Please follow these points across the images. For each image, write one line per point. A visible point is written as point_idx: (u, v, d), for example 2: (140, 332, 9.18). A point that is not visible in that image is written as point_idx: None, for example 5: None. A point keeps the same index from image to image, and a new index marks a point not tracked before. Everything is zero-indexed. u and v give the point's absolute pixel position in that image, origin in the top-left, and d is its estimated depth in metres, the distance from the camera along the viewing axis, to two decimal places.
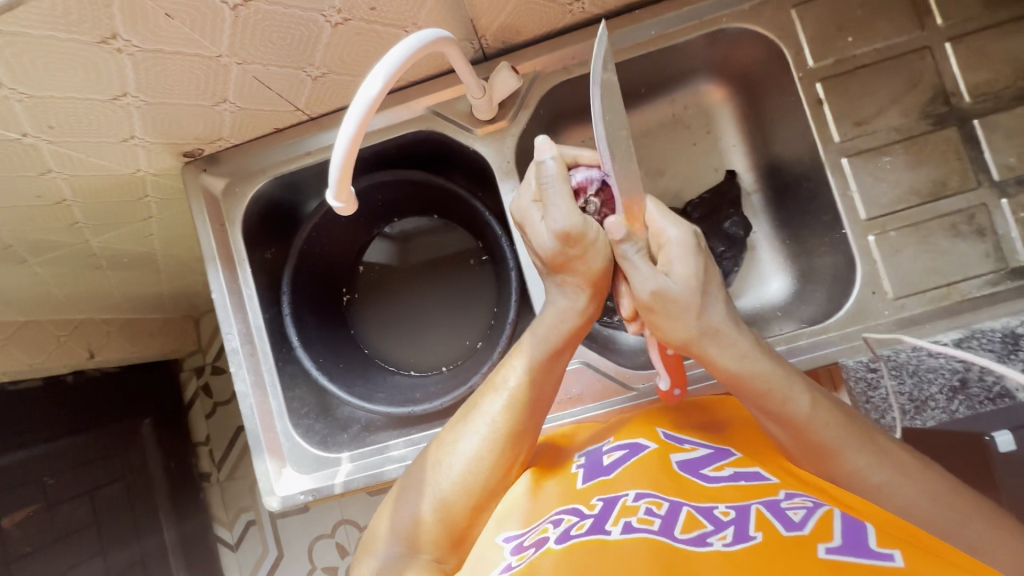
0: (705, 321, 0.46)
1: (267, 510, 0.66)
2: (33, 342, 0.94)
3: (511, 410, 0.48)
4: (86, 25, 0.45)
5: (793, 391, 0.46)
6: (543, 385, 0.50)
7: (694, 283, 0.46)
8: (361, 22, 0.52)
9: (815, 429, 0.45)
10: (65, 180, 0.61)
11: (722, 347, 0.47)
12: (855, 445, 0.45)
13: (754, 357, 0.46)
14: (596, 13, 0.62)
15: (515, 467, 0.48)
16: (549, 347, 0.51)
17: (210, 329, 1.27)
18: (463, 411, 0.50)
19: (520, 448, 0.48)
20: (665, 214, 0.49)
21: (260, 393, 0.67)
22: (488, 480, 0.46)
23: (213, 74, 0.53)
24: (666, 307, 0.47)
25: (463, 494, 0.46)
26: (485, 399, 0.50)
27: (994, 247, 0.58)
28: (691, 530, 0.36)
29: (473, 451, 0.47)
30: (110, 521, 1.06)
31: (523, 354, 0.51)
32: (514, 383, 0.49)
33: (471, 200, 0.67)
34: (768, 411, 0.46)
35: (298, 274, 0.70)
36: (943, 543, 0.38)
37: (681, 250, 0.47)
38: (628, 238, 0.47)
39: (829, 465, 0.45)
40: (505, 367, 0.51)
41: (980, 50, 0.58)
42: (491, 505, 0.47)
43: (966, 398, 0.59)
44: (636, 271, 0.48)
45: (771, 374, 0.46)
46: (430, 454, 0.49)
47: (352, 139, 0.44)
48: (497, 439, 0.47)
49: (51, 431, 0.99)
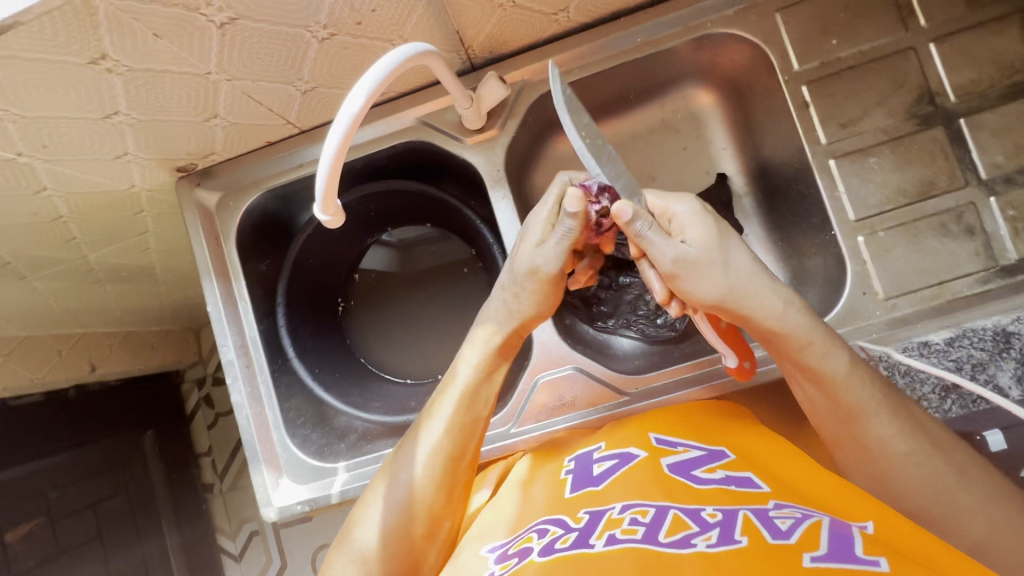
0: (733, 276, 0.49)
1: (265, 521, 0.66)
2: (33, 357, 0.95)
3: (449, 436, 0.51)
4: (75, 47, 0.45)
5: (831, 347, 0.48)
6: (479, 407, 0.52)
7: (714, 243, 0.49)
8: (347, 36, 0.53)
9: (853, 387, 0.47)
10: (60, 197, 0.62)
11: (757, 303, 0.49)
12: (886, 413, 0.46)
13: (790, 312, 0.49)
14: (581, 22, 0.63)
15: (457, 491, 0.50)
16: (482, 373, 0.53)
17: (210, 341, 1.28)
18: (406, 439, 0.52)
19: (459, 471, 0.50)
20: (665, 195, 0.52)
21: (257, 405, 0.67)
22: (432, 505, 0.49)
23: (203, 90, 0.54)
24: (691, 272, 0.49)
25: (409, 522, 0.48)
26: (425, 425, 0.52)
27: (984, 246, 0.58)
28: (675, 533, 0.37)
29: (415, 480, 0.49)
30: (113, 534, 1.07)
31: (457, 382, 0.53)
32: (450, 410, 0.51)
33: (463, 208, 0.68)
34: (806, 366, 0.49)
35: (293, 287, 0.71)
36: (916, 529, 0.38)
37: (693, 220, 0.50)
38: (637, 217, 0.49)
39: (857, 429, 0.47)
40: (441, 394, 0.53)
41: (963, 50, 0.59)
42: (444, 528, 0.49)
43: (958, 398, 0.57)
44: (652, 245, 0.49)
45: (808, 326, 0.48)
46: (384, 479, 0.51)
47: (335, 155, 0.45)
48: (436, 465, 0.50)
49: (58, 444, 0.99)
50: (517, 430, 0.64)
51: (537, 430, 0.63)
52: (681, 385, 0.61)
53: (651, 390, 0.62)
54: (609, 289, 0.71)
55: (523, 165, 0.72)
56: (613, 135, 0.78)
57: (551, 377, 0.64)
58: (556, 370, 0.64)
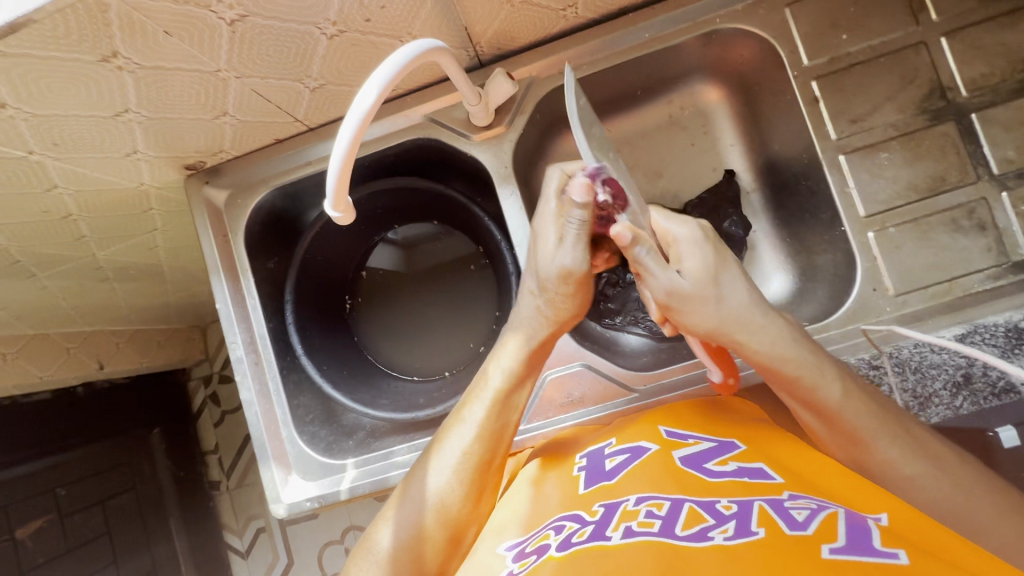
0: (725, 308, 0.48)
1: (274, 517, 0.66)
2: (42, 355, 0.95)
3: (479, 443, 0.49)
4: (86, 44, 0.45)
5: (824, 378, 0.46)
6: (510, 414, 0.51)
7: (707, 276, 0.48)
8: (356, 33, 0.53)
9: (846, 418, 0.46)
10: (70, 195, 0.62)
11: (749, 335, 0.47)
12: (888, 436, 0.45)
13: (783, 344, 0.47)
14: (589, 17, 0.63)
15: (485, 497, 0.49)
16: (513, 378, 0.52)
17: (217, 339, 1.29)
18: (435, 444, 0.51)
19: (488, 478, 0.49)
20: (669, 217, 0.52)
21: (266, 402, 0.68)
22: (459, 513, 0.47)
23: (212, 87, 0.54)
24: (683, 304, 0.48)
25: (432, 529, 0.46)
26: (453, 429, 0.50)
27: (995, 242, 0.58)
28: (691, 526, 0.37)
29: (443, 485, 0.48)
30: (123, 531, 1.07)
31: (488, 386, 0.51)
32: (481, 415, 0.50)
33: (470, 204, 0.68)
34: (799, 397, 0.47)
35: (301, 285, 0.71)
36: (932, 523, 0.38)
37: (690, 246, 0.49)
38: (637, 241, 0.48)
39: (859, 453, 0.46)
40: (471, 400, 0.51)
41: (974, 44, 0.58)
42: (469, 536, 0.48)
43: (970, 394, 0.56)
44: (649, 271, 0.49)
45: (800, 359, 0.47)
46: (410, 483, 0.49)
47: (347, 151, 0.45)
48: (466, 471, 0.48)
49: (67, 441, 1.00)
50: (526, 427, 0.63)
51: (546, 428, 0.63)
52: (690, 382, 0.61)
53: (659, 387, 0.62)
54: (617, 286, 0.72)
55: (529, 162, 0.72)
56: (620, 132, 0.77)
57: (560, 374, 0.64)
58: (564, 367, 0.64)
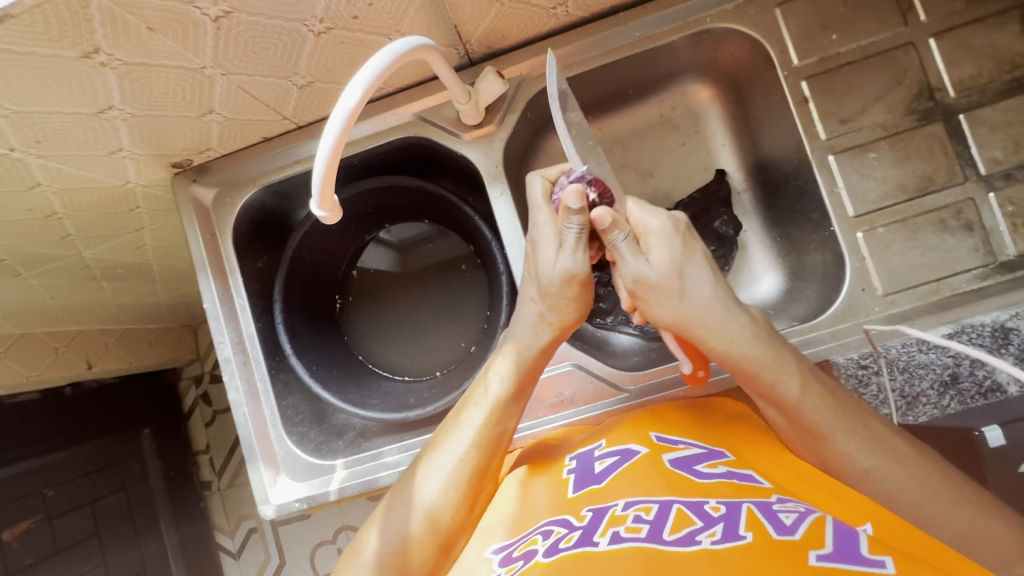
0: (687, 303, 0.48)
1: (263, 519, 0.66)
2: (28, 354, 0.94)
3: (476, 449, 0.48)
4: (68, 40, 0.45)
5: (784, 374, 0.46)
6: (509, 422, 0.50)
7: (671, 269, 0.48)
8: (344, 30, 0.52)
9: (804, 413, 0.45)
10: (54, 193, 0.61)
11: (710, 329, 0.47)
12: (846, 430, 0.45)
13: (745, 339, 0.47)
14: (580, 16, 0.62)
15: (479, 505, 0.47)
16: (512, 384, 0.51)
17: (207, 338, 1.28)
18: (429, 449, 0.50)
19: (484, 484, 0.48)
20: (644, 207, 0.51)
21: (254, 402, 0.67)
22: (450, 520, 0.46)
23: (198, 84, 0.53)
24: (648, 294, 0.49)
25: (423, 535, 0.45)
26: (449, 436, 0.49)
27: (982, 242, 0.58)
28: (679, 530, 0.37)
29: (438, 490, 0.46)
30: (111, 532, 1.06)
31: (487, 392, 0.51)
32: (479, 421, 0.49)
33: (461, 204, 0.67)
34: (761, 392, 0.47)
35: (289, 284, 0.71)
36: (916, 531, 0.39)
37: (659, 238, 0.49)
38: (617, 225, 0.49)
39: (819, 448, 0.46)
40: (469, 406, 0.51)
41: (962, 45, 0.59)
42: (460, 544, 0.46)
43: (957, 393, 0.57)
44: (623, 258, 0.50)
45: (758, 356, 0.46)
46: (402, 488, 0.48)
47: (332, 150, 0.45)
48: (461, 478, 0.47)
49: (54, 442, 0.99)
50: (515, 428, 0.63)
51: (536, 428, 0.63)
52: (680, 382, 0.61)
53: (649, 386, 0.62)
54: (609, 285, 0.72)
55: (520, 161, 0.71)
56: (612, 131, 0.77)
57: (550, 374, 0.63)
58: (555, 367, 0.64)
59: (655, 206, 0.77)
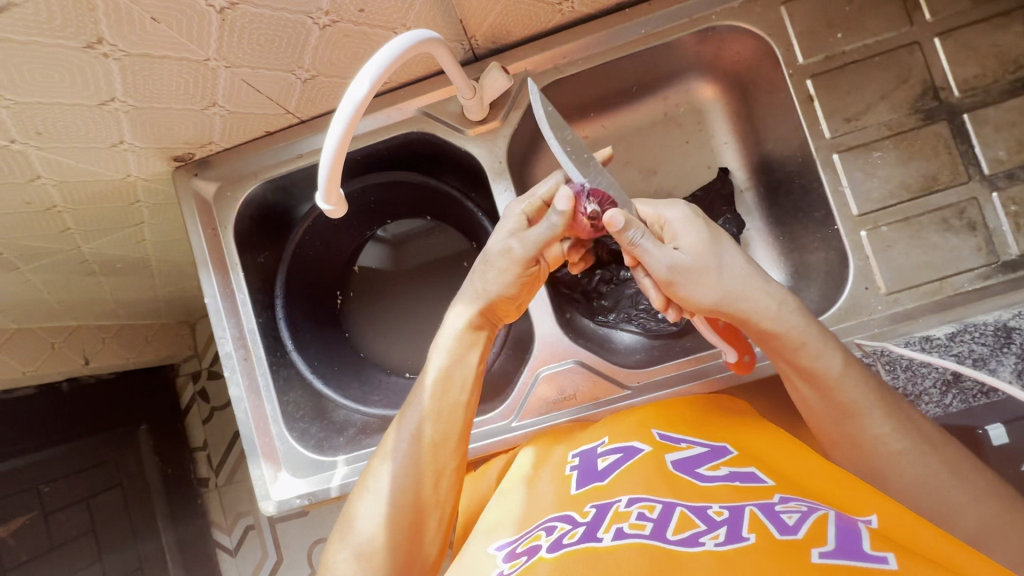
0: (727, 280, 0.48)
1: (263, 515, 0.65)
2: (25, 349, 0.93)
3: (426, 424, 0.51)
4: (71, 30, 0.44)
5: (826, 347, 0.48)
6: (455, 390, 0.52)
7: (704, 249, 0.49)
8: (349, 23, 0.52)
9: (846, 387, 0.47)
10: (54, 186, 0.61)
11: (751, 305, 0.48)
12: (883, 411, 0.46)
13: (784, 313, 0.48)
14: (586, 12, 0.62)
15: (441, 473, 0.50)
16: (457, 356, 0.53)
17: (206, 335, 1.28)
18: (388, 432, 0.53)
19: (446, 456, 0.51)
20: (656, 203, 0.52)
21: (255, 397, 0.67)
22: (416, 493, 0.49)
23: (202, 76, 0.53)
24: (686, 278, 0.48)
25: (394, 514, 0.48)
26: (404, 417, 0.52)
27: (986, 241, 0.58)
28: (683, 531, 0.36)
29: (393, 470, 0.50)
30: (108, 528, 1.06)
31: (431, 368, 0.53)
32: (426, 397, 0.52)
33: (465, 199, 0.68)
34: (801, 370, 0.48)
35: (291, 281, 0.71)
36: (917, 518, 0.39)
37: (685, 224, 0.50)
38: (629, 225, 0.48)
39: (851, 427, 0.47)
40: (417, 385, 0.53)
41: (967, 45, 0.59)
42: (432, 511, 0.49)
43: (959, 391, 0.58)
44: (647, 253, 0.49)
45: (805, 328, 0.48)
46: (365, 474, 0.52)
47: (339, 144, 0.45)
48: (416, 454, 0.50)
49: (51, 438, 0.98)
50: (518, 424, 0.64)
51: (539, 424, 0.63)
52: (684, 379, 0.61)
53: (652, 383, 0.62)
54: (611, 283, 0.72)
55: (524, 158, 0.71)
56: (615, 128, 0.77)
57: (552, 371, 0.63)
58: (558, 363, 0.64)
59: None
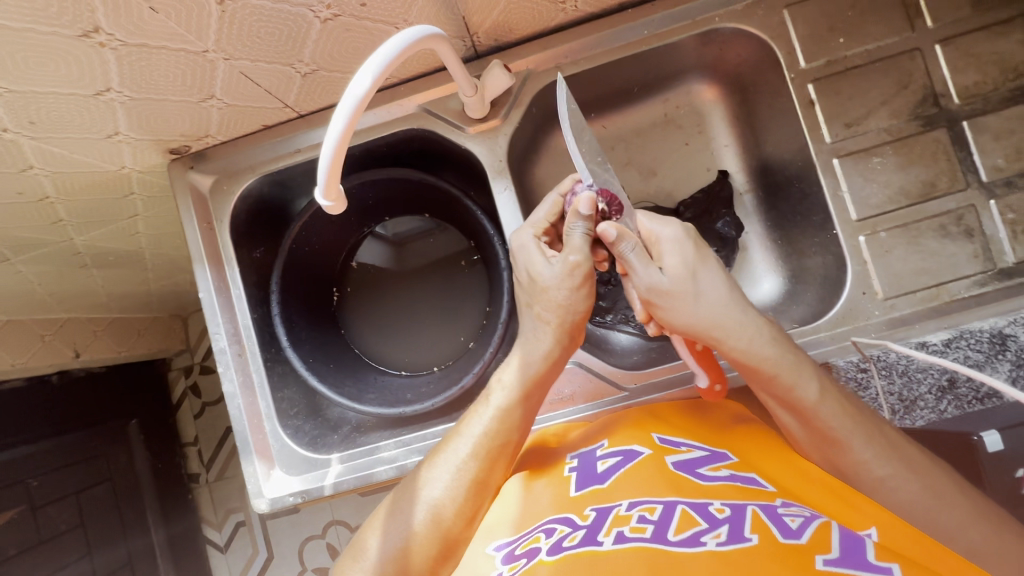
0: (707, 307, 0.48)
1: (256, 513, 0.65)
2: (16, 340, 0.92)
3: (475, 461, 0.48)
4: (67, 18, 0.43)
5: (802, 377, 0.47)
6: (513, 432, 0.50)
7: (685, 272, 0.49)
8: (351, 17, 0.51)
9: (820, 416, 0.47)
10: (46, 176, 0.60)
11: (727, 331, 0.48)
12: (881, 437, 0.46)
13: (759, 343, 0.48)
14: (589, 12, 0.62)
15: (477, 518, 0.47)
16: (518, 398, 0.50)
17: (198, 329, 1.27)
18: (432, 456, 0.50)
19: (484, 498, 0.48)
20: (653, 218, 0.52)
21: (249, 394, 0.66)
22: (448, 530, 0.46)
23: (200, 67, 0.52)
24: (664, 301, 0.49)
25: (418, 550, 0.45)
26: (450, 445, 0.50)
27: (982, 248, 0.58)
28: (684, 531, 0.36)
29: (434, 501, 0.47)
30: (97, 523, 1.05)
31: (489, 403, 0.51)
32: (479, 429, 0.49)
33: (464, 198, 0.66)
34: (779, 397, 0.48)
35: (287, 275, 0.70)
36: (911, 531, 0.40)
37: (672, 245, 0.50)
38: (623, 238, 0.49)
39: (834, 455, 0.47)
40: (473, 415, 0.51)
41: (968, 52, 0.59)
42: (456, 555, 0.46)
43: (955, 398, 0.58)
44: (634, 268, 0.50)
45: (776, 360, 0.47)
46: (398, 497, 0.49)
47: (340, 137, 0.44)
48: (458, 488, 0.47)
49: (37, 432, 0.96)
50: None
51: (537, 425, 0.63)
52: (683, 381, 0.61)
53: (650, 385, 0.62)
54: (609, 284, 0.73)
55: (524, 156, 0.71)
56: (615, 129, 0.77)
57: None
58: None
59: (658, 206, 0.76)
